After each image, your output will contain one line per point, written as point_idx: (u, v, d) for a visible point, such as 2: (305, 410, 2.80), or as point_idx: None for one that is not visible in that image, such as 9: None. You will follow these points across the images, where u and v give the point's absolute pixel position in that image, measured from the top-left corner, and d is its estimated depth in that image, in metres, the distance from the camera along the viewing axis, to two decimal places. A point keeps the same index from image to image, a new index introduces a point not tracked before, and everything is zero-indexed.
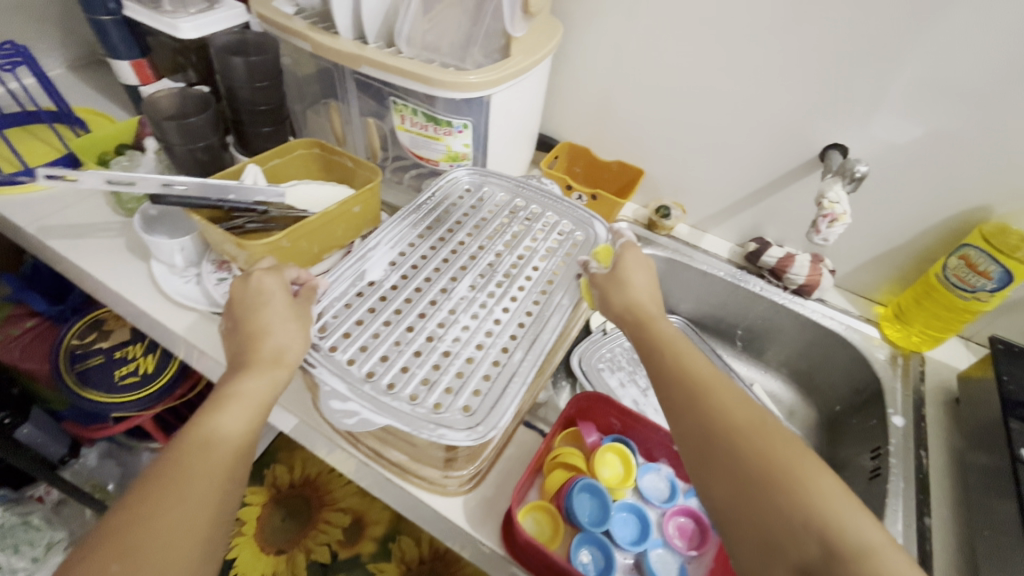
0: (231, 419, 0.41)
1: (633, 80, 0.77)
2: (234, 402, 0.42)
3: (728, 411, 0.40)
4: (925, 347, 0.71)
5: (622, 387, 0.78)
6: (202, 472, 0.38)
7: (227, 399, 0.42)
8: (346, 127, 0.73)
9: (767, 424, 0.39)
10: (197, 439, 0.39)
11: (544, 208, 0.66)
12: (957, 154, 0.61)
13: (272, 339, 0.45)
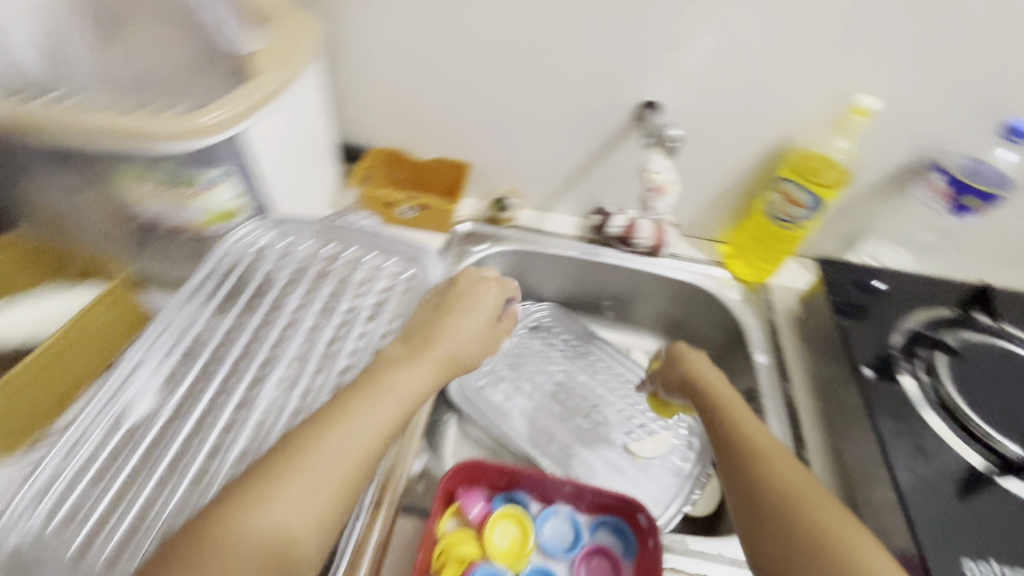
0: (359, 428, 0.35)
1: (426, 67, 0.68)
2: (392, 395, 0.37)
3: (785, 480, 0.40)
4: (766, 276, 0.74)
5: (509, 400, 0.74)
6: (323, 488, 0.32)
7: (382, 390, 0.37)
8: (61, 209, 0.51)
9: (810, 490, 0.39)
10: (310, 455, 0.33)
11: (363, 249, 0.55)
12: (752, 91, 0.62)
13: (419, 352, 0.40)
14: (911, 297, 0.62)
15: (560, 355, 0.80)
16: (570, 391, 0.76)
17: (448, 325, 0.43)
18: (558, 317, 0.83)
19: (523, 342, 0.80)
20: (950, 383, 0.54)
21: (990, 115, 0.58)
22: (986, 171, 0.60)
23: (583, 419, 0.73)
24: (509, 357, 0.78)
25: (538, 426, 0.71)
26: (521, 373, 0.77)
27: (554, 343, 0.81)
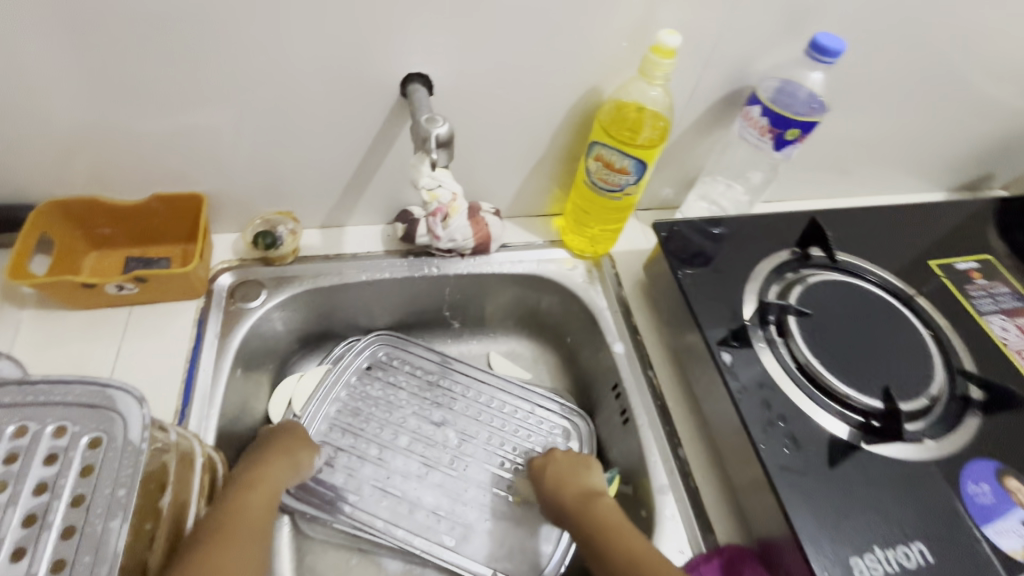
0: (235, 567, 0.36)
1: (58, 77, 0.43)
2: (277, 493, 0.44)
3: (607, 521, 0.47)
4: (608, 249, 0.65)
5: (353, 476, 0.58)
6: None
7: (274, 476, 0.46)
8: None
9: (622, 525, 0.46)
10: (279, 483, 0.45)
11: (1, 417, 0.33)
12: (534, 40, 0.48)
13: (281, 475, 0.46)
14: (750, 247, 0.57)
15: (405, 393, 0.64)
16: (426, 439, 0.61)
17: (279, 483, 0.45)
18: (393, 345, 0.67)
19: (353, 391, 0.63)
20: (803, 343, 0.49)
21: (792, 29, 0.51)
22: (792, 90, 0.54)
23: (448, 469, 0.60)
24: (340, 420, 0.61)
25: (394, 500, 0.57)
26: (360, 434, 0.60)
27: (394, 379, 0.65)
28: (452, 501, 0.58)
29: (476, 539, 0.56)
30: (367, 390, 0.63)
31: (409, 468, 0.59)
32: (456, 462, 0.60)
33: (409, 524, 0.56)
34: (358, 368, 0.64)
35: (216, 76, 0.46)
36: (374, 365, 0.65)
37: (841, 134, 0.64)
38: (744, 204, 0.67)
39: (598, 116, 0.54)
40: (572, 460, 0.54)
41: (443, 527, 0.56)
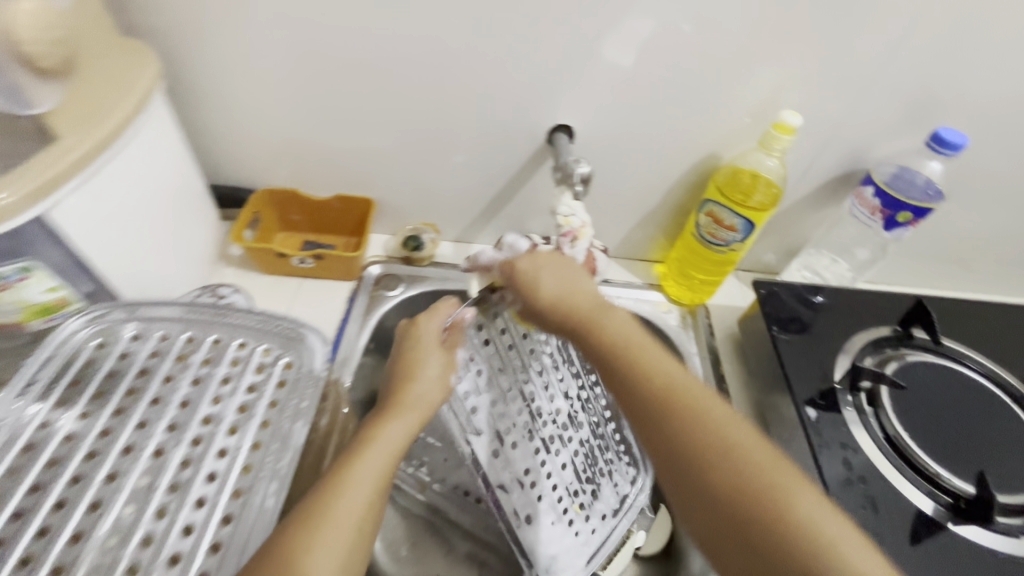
0: (325, 546, 0.33)
1: (303, 100, 0.58)
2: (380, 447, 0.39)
3: (653, 380, 0.41)
4: (705, 299, 0.70)
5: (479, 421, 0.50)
6: (358, 517, 0.35)
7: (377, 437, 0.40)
8: None
9: (680, 385, 0.40)
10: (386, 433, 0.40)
11: (232, 333, 0.45)
12: (668, 108, 0.56)
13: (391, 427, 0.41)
14: (849, 318, 0.59)
15: (545, 352, 0.55)
16: (544, 407, 0.54)
17: (386, 435, 0.40)
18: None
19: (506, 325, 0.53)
20: (893, 415, 0.50)
21: (914, 121, 0.55)
22: (909, 177, 0.58)
23: (547, 444, 0.52)
24: (481, 358, 0.51)
25: (495, 451, 0.49)
26: (492, 374, 0.52)
27: (541, 333, 0.55)
28: (541, 478, 0.51)
29: (547, 524, 0.50)
30: (515, 335, 0.54)
31: (522, 428, 0.51)
32: (557, 440, 0.53)
33: (502, 482, 0.49)
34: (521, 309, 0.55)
35: (411, 111, 0.58)
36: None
37: (960, 227, 0.65)
38: (847, 279, 0.69)
39: (714, 177, 0.60)
40: (545, 264, 0.50)
41: (525, 501, 0.49)
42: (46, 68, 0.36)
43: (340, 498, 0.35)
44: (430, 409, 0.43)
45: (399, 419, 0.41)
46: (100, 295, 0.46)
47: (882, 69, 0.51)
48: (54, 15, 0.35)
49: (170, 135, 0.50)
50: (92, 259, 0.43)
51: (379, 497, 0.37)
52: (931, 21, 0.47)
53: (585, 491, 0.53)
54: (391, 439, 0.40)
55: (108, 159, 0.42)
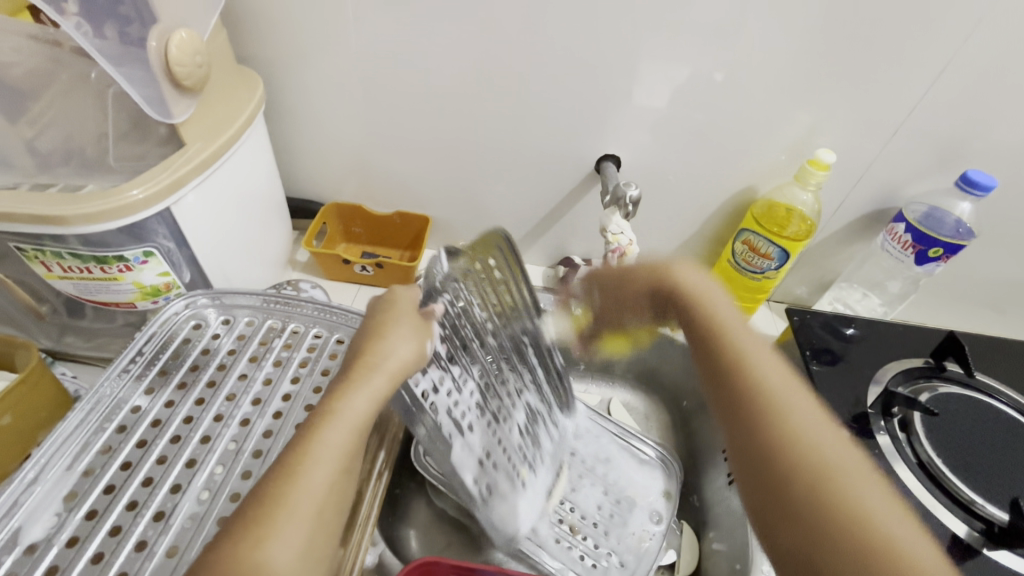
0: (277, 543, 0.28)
1: (377, 125, 0.65)
2: (341, 422, 0.33)
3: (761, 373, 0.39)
4: (740, 326, 0.72)
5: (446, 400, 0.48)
6: (320, 501, 0.31)
7: (337, 411, 0.34)
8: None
9: (790, 382, 0.38)
10: (343, 408, 0.34)
11: (308, 323, 0.50)
12: (710, 143, 0.60)
13: (353, 399, 0.34)
14: (881, 349, 0.61)
15: (484, 318, 0.53)
16: (485, 378, 0.54)
17: (347, 409, 0.34)
18: (503, 258, 0.54)
19: (463, 297, 0.49)
20: (927, 441, 0.52)
21: (945, 163, 0.58)
22: (939, 216, 0.61)
23: (490, 420, 0.54)
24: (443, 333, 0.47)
25: (454, 435, 0.48)
26: (448, 356, 0.48)
27: (480, 298, 0.52)
28: (495, 455, 0.53)
29: (502, 496, 0.54)
30: (467, 309, 0.50)
31: (473, 406, 0.51)
32: (501, 417, 0.55)
33: (463, 468, 0.49)
34: (475, 277, 0.50)
35: (472, 137, 0.64)
36: (485, 269, 0.52)
37: (991, 268, 0.67)
38: (878, 314, 0.71)
39: (750, 209, 0.64)
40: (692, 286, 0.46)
41: (486, 478, 0.52)
42: (188, 85, 0.43)
43: (301, 481, 0.30)
44: (399, 373, 0.38)
45: (365, 388, 0.35)
46: (197, 283, 0.51)
47: (913, 115, 0.55)
48: (198, 41, 0.43)
49: (264, 152, 0.57)
50: (195, 250, 0.49)
51: (341, 478, 0.33)
52: (960, 74, 0.51)
53: (523, 459, 0.57)
54: (355, 409, 0.34)
55: (220, 165, 0.49)
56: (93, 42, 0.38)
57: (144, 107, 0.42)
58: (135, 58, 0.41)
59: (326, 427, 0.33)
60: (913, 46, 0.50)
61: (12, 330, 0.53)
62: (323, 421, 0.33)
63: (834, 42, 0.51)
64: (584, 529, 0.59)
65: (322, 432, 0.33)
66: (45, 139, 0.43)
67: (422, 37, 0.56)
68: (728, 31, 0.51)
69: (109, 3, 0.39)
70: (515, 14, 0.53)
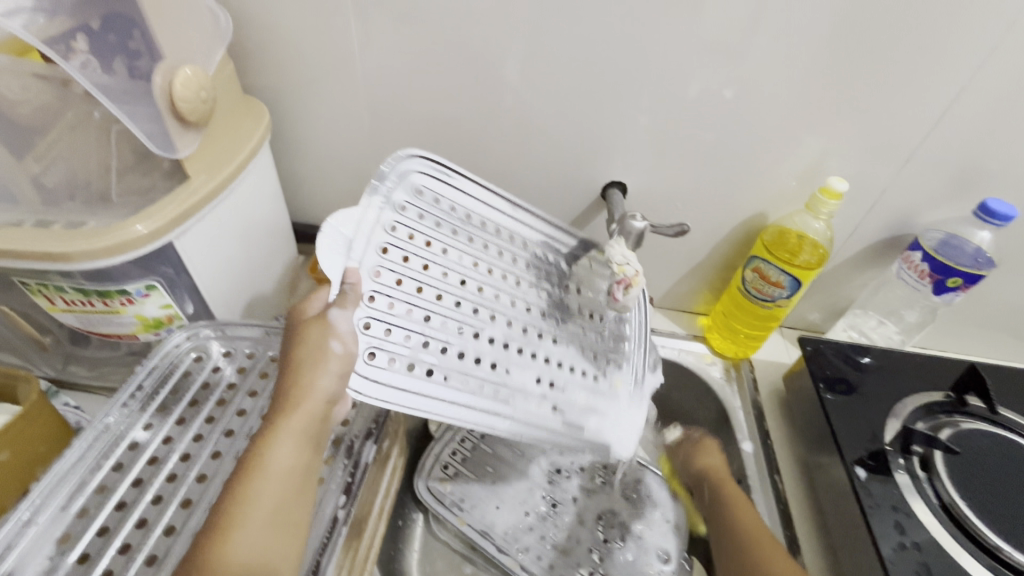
0: None
1: (383, 152, 0.65)
2: (263, 479, 0.35)
3: (741, 523, 0.48)
4: (750, 352, 0.70)
5: (456, 359, 0.45)
6: (258, 552, 0.34)
7: (258, 470, 0.36)
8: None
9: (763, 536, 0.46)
10: (263, 464, 0.36)
11: None
12: (718, 171, 0.60)
13: (274, 454, 0.36)
14: (897, 380, 0.59)
15: (452, 247, 0.49)
16: (494, 309, 0.49)
17: (271, 463, 0.36)
18: (436, 177, 0.49)
19: (404, 238, 0.45)
20: (949, 482, 0.49)
21: (962, 191, 0.56)
22: (957, 244, 0.59)
23: (531, 341, 0.50)
24: (408, 288, 0.44)
25: (477, 382, 0.46)
26: (428, 311, 0.45)
27: (432, 224, 0.48)
28: (549, 375, 0.50)
29: (591, 407, 0.51)
30: (421, 246, 0.47)
31: (489, 347, 0.47)
32: (534, 336, 0.50)
33: (518, 409, 0.47)
34: (409, 216, 0.46)
35: (477, 163, 0.64)
36: (418, 199, 0.48)
37: (1013, 297, 0.64)
38: (895, 342, 0.69)
39: (761, 235, 0.63)
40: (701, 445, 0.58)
41: (552, 401, 0.49)
42: (192, 120, 0.44)
43: (233, 545, 0.33)
44: (320, 409, 0.38)
45: (285, 436, 0.37)
46: (198, 314, 0.51)
47: (926, 143, 0.54)
48: (203, 77, 0.44)
49: (270, 181, 0.57)
50: (198, 284, 0.49)
51: (280, 530, 0.35)
52: (973, 102, 0.50)
53: (598, 367, 0.53)
54: (279, 463, 0.36)
55: (223, 198, 0.49)
56: (101, 77, 0.39)
57: (147, 143, 0.42)
58: (139, 94, 0.41)
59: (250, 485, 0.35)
60: (923, 75, 0.49)
61: (15, 360, 0.54)
62: (247, 479, 0.35)
63: (842, 72, 0.50)
64: (607, 539, 0.60)
65: (249, 491, 0.35)
66: (51, 174, 0.43)
67: (427, 67, 0.57)
68: (734, 60, 0.51)
69: (119, 39, 0.40)
70: (520, 46, 0.53)
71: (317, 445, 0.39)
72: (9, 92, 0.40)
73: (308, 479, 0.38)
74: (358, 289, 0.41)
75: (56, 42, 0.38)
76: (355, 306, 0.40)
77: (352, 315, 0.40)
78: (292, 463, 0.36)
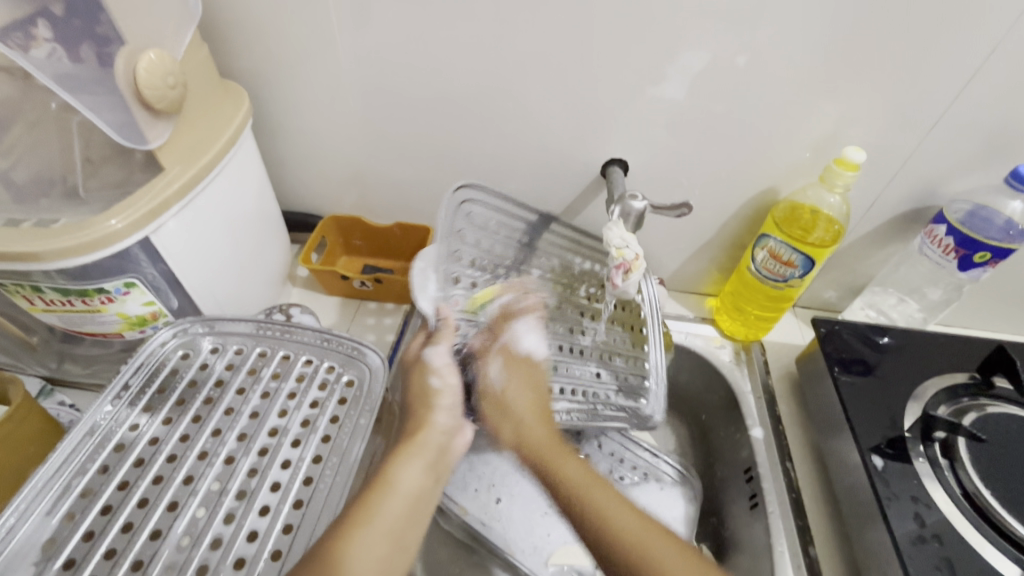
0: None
1: (373, 137, 0.62)
2: (394, 487, 0.38)
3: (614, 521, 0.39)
4: (761, 334, 0.67)
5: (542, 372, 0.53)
6: (375, 562, 0.33)
7: (386, 480, 0.38)
8: None
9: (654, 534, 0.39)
10: (393, 479, 0.38)
11: (299, 350, 0.48)
12: (724, 144, 0.56)
13: (405, 471, 0.39)
14: (915, 361, 0.56)
15: (506, 267, 0.55)
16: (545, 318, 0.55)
17: (402, 479, 0.38)
18: (483, 201, 0.54)
19: (465, 266, 0.52)
20: (974, 470, 0.47)
21: (991, 158, 0.52)
22: (985, 216, 0.55)
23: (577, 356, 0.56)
24: (475, 313, 0.51)
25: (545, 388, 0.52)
26: (495, 331, 0.52)
27: (488, 250, 0.54)
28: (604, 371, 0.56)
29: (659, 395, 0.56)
30: (481, 269, 0.53)
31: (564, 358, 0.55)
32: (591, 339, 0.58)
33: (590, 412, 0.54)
34: (467, 243, 0.52)
35: (475, 145, 0.61)
36: (472, 227, 0.53)
37: None
38: (916, 321, 0.66)
39: (771, 212, 0.60)
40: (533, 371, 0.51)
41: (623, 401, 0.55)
42: (161, 108, 0.41)
43: (356, 546, 0.33)
44: (438, 436, 0.42)
45: (409, 457, 0.40)
46: (184, 309, 0.50)
47: (954, 107, 0.50)
48: (170, 61, 0.41)
49: (255, 171, 0.55)
50: (182, 278, 0.48)
51: (396, 545, 0.35)
52: (1007, 61, 0.46)
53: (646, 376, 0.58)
54: (406, 481, 0.38)
55: (202, 189, 0.47)
56: (66, 67, 0.37)
57: (114, 134, 0.40)
58: (105, 84, 0.39)
59: (383, 495, 0.37)
60: (952, 31, 0.45)
61: (6, 358, 0.53)
62: (377, 490, 0.37)
63: (865, 29, 0.46)
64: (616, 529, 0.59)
65: (377, 505, 0.36)
66: (21, 170, 0.42)
67: (413, 42, 0.53)
68: (742, 23, 0.47)
69: (84, 24, 0.38)
70: (512, 18, 0.50)
71: (436, 478, 0.41)
72: None
73: (424, 508, 0.39)
74: (449, 324, 0.47)
75: (14, 30, 0.35)
76: (448, 340, 0.46)
77: (444, 351, 0.45)
78: (417, 484, 0.39)
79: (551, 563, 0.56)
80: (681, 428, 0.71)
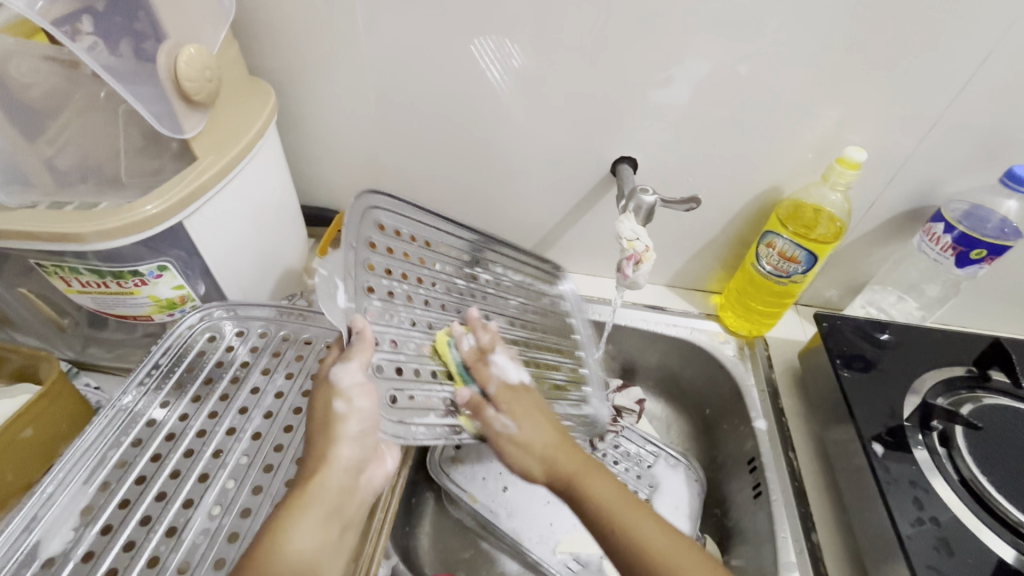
0: None
1: (390, 134, 0.65)
2: (288, 549, 0.34)
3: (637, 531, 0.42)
4: (764, 330, 0.69)
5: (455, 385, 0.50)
6: None
7: (274, 543, 0.34)
8: (14, 307, 0.52)
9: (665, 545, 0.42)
10: (284, 540, 0.34)
11: (321, 335, 0.50)
12: (730, 143, 0.58)
13: (302, 525, 0.35)
14: (915, 355, 0.58)
15: (426, 276, 0.52)
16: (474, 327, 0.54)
17: (298, 539, 0.35)
18: (392, 207, 0.49)
19: (383, 276, 0.48)
20: (971, 458, 0.49)
21: (986, 160, 0.55)
22: (981, 215, 0.57)
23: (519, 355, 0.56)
24: (401, 324, 0.49)
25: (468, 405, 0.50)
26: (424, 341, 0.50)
27: (405, 258, 0.50)
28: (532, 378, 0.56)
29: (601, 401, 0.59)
30: (399, 278, 0.50)
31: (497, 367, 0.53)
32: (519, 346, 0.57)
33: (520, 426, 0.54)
34: (380, 255, 0.48)
35: (488, 143, 0.63)
36: (384, 233, 0.49)
37: None
38: (915, 318, 0.67)
39: (775, 210, 0.62)
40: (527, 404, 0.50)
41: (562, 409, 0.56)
42: (198, 100, 0.44)
43: None
44: (333, 479, 0.37)
45: (304, 513, 0.36)
46: (210, 295, 0.52)
47: (951, 110, 0.52)
48: (207, 56, 0.44)
49: (279, 165, 0.57)
50: (210, 264, 0.50)
51: None
52: (1001, 66, 0.48)
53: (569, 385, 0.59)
54: (298, 540, 0.35)
55: (232, 178, 0.49)
56: (107, 59, 0.39)
57: (153, 123, 0.42)
58: (145, 75, 0.41)
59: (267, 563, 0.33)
60: (949, 37, 0.47)
61: (37, 340, 0.55)
62: (269, 553, 0.34)
63: (865, 33, 0.48)
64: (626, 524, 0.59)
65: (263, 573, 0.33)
66: (64, 157, 0.44)
67: (431, 41, 0.55)
68: (746, 26, 0.49)
69: (125, 20, 0.40)
70: (528, 21, 0.52)
71: (339, 519, 0.37)
72: (16, 74, 0.40)
73: (329, 555, 0.36)
74: (365, 341, 0.41)
75: (60, 23, 0.37)
76: (360, 357, 0.40)
77: (353, 369, 0.40)
78: (312, 539, 0.35)
79: (559, 550, 0.57)
80: (685, 422, 0.72)
